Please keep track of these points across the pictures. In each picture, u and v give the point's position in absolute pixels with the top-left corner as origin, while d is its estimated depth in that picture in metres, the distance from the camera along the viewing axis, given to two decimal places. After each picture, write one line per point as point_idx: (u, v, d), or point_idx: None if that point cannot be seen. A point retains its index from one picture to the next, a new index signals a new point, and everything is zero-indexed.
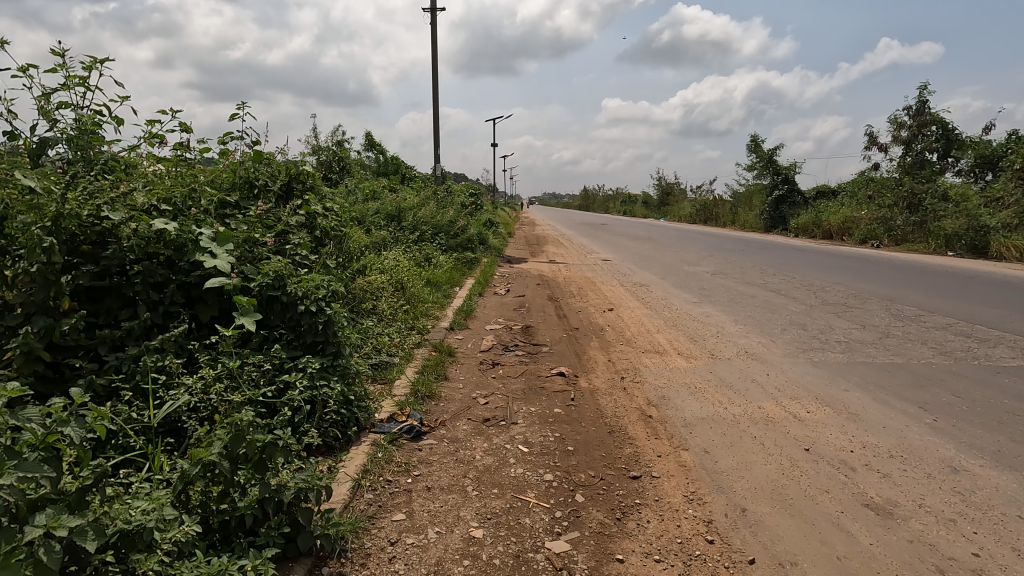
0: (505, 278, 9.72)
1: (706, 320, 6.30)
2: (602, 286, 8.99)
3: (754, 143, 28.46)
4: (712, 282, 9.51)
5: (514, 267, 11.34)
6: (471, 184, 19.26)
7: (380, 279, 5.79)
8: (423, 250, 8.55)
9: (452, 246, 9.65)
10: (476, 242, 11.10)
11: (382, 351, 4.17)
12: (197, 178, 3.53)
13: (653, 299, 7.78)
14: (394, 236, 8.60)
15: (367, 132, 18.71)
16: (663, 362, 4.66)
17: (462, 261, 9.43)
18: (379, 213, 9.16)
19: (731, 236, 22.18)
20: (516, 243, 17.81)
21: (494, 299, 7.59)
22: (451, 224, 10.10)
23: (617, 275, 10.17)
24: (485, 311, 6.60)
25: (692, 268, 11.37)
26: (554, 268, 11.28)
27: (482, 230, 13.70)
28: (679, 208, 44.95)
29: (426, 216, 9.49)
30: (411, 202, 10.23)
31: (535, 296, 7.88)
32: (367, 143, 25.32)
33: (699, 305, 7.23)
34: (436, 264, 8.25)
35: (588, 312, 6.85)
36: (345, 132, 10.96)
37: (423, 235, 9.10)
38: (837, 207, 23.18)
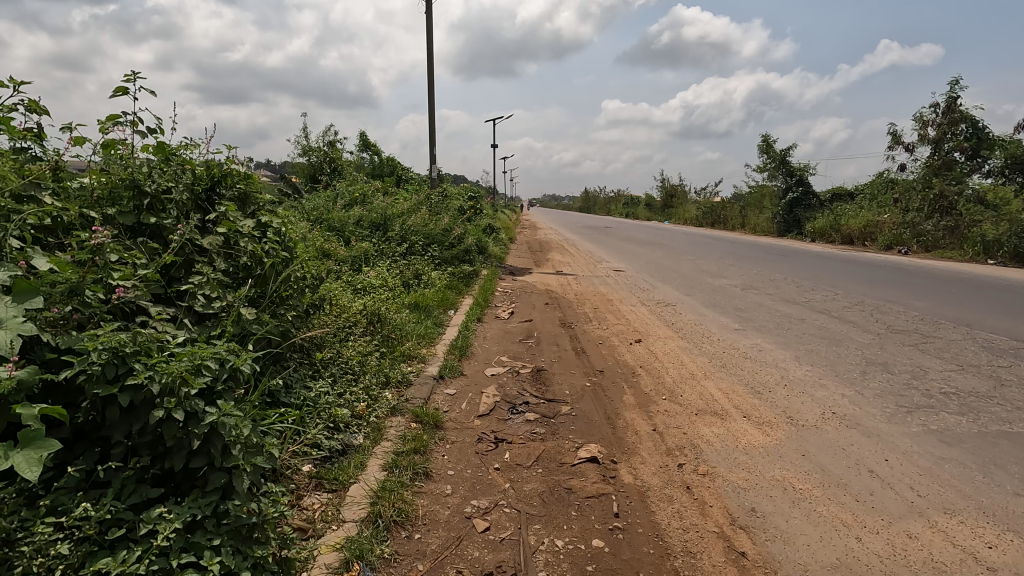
0: (508, 296, 8.45)
1: (760, 358, 5.05)
2: (620, 306, 7.74)
3: (766, 143, 27.30)
4: (747, 300, 8.26)
5: (518, 280, 10.11)
6: (471, 187, 18.12)
7: (350, 312, 4.52)
8: (413, 265, 7.31)
9: (449, 258, 8.40)
10: (474, 251, 9.86)
11: (338, 430, 2.93)
12: (40, 186, 2.29)
13: (687, 323, 6.52)
14: (378, 249, 7.37)
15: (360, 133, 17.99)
16: (728, 434, 3.38)
17: (459, 276, 8.19)
18: (363, 221, 7.94)
19: (745, 241, 21.04)
20: (518, 249, 16.57)
21: (496, 325, 6.33)
22: (448, 233, 8.87)
23: (634, 291, 8.93)
24: (485, 344, 5.35)
25: (717, 281, 10.13)
26: (562, 282, 10.04)
27: (481, 237, 12.52)
28: (685, 210, 43.71)
29: (418, 225, 8.26)
30: (401, 207, 8.99)
31: (545, 321, 6.62)
32: (361, 145, 24.26)
33: (745, 334, 5.98)
34: (428, 282, 7.02)
35: (611, 345, 5.57)
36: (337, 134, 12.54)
37: (414, 247, 7.85)
38: (857, 211, 21.96)
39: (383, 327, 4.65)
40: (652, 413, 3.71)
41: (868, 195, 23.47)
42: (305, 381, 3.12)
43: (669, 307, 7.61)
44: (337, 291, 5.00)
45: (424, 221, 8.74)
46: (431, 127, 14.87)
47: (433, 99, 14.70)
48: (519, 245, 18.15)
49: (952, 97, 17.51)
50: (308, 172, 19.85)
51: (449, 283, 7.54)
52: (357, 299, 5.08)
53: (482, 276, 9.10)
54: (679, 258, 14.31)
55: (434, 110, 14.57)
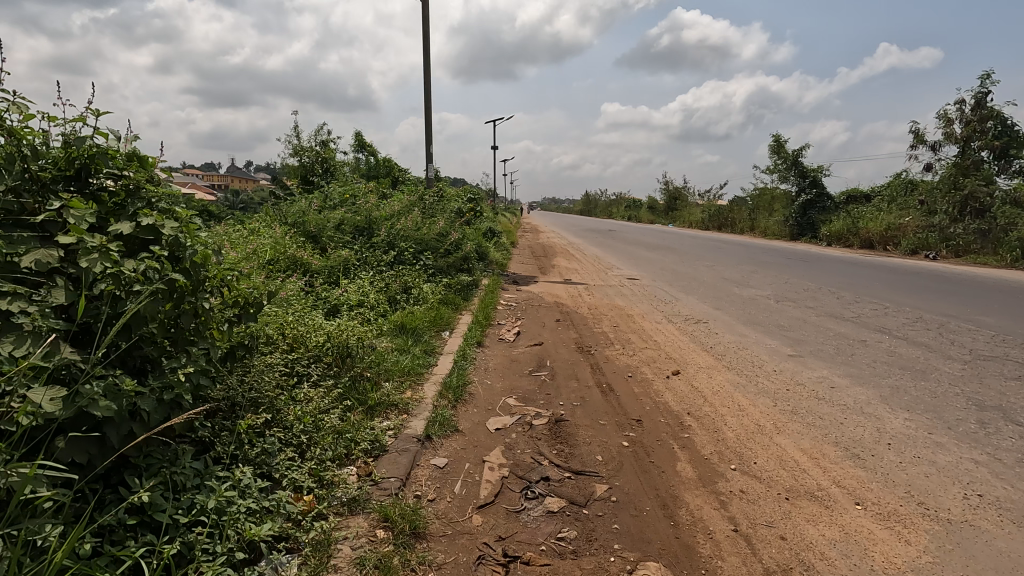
0: (512, 311, 7.36)
1: (837, 399, 3.95)
2: (644, 324, 6.66)
3: (776, 143, 26.32)
4: (787, 315, 7.18)
5: (523, 291, 9.05)
6: (470, 188, 17.12)
7: (308, 345, 3.43)
8: (401, 276, 6.20)
9: (446, 266, 7.30)
10: (474, 258, 8.79)
11: (254, 563, 1.83)
12: None
13: (729, 348, 5.42)
14: (361, 257, 6.28)
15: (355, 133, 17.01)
16: (848, 540, 2.29)
17: (457, 288, 7.11)
18: (345, 226, 6.85)
19: (758, 246, 20.03)
20: (521, 255, 15.54)
21: (499, 351, 5.22)
22: (443, 238, 7.78)
23: (656, 304, 7.85)
24: (487, 380, 4.25)
25: (746, 292, 9.05)
26: (572, 292, 8.95)
27: (481, 242, 11.47)
28: (690, 213, 42.66)
29: (408, 229, 7.15)
30: (390, 209, 7.88)
31: (557, 344, 5.52)
32: (356, 145, 23.28)
33: (805, 363, 4.87)
34: (419, 297, 5.93)
35: (644, 379, 4.46)
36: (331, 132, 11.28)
37: (405, 254, 6.76)
38: (876, 214, 20.94)
39: (355, 363, 3.54)
40: (724, 499, 2.61)
41: (887, 197, 22.40)
42: (212, 469, 2.03)
43: (702, 326, 6.50)
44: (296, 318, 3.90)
45: (417, 226, 7.66)
46: (426, 123, 13.76)
47: (428, 92, 13.60)
48: (522, 250, 17.10)
49: (983, 93, 16.49)
50: (299, 173, 18.81)
51: (445, 298, 6.45)
52: (324, 325, 3.99)
53: (483, 288, 8.01)
54: (695, 264, 13.22)
55: (429, 104, 13.47)
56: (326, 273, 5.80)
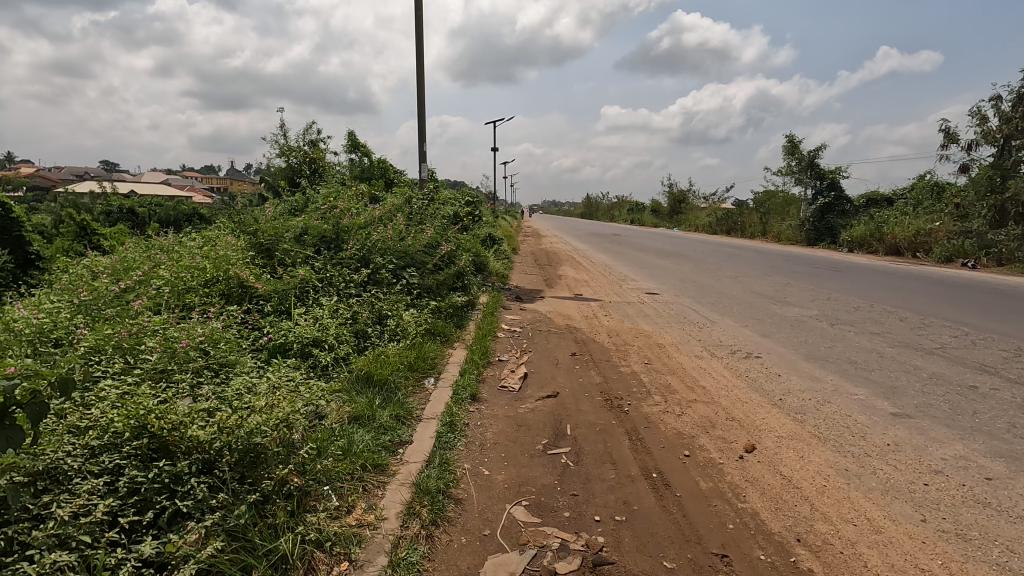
0: (515, 339, 6.03)
1: (1013, 508, 2.61)
2: (682, 360, 5.31)
3: (791, 144, 25.04)
4: (854, 346, 5.85)
5: (528, 311, 7.72)
6: (468, 191, 15.87)
7: (186, 445, 2.11)
8: (372, 301, 4.83)
9: (434, 285, 5.93)
10: (469, 273, 7.46)
11: None
12: None
13: (808, 403, 4.06)
14: (324, 277, 4.93)
15: (349, 132, 15.79)
16: None
17: (449, 313, 5.78)
18: (307, 236, 5.48)
19: (776, 253, 18.68)
20: (523, 263, 14.25)
21: (501, 408, 3.87)
22: (431, 251, 6.42)
23: (689, 330, 6.52)
24: (483, 471, 2.90)
25: (789, 313, 7.73)
26: (585, 313, 7.62)
27: (479, 251, 10.17)
28: (697, 215, 41.39)
29: (387, 240, 5.78)
30: (368, 216, 6.53)
31: (576, 396, 4.16)
32: (349, 146, 22.02)
33: (923, 431, 3.53)
34: (395, 331, 4.60)
35: (707, 462, 3.11)
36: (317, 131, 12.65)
37: (380, 269, 5.37)
38: (902, 219, 19.64)
39: (271, 465, 2.22)
40: None
41: (912, 200, 21.09)
42: None
43: (758, 363, 5.15)
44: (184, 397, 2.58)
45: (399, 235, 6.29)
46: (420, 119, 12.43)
47: (422, 85, 12.28)
48: (524, 258, 15.80)
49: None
50: (286, 174, 17.55)
51: (432, 330, 5.12)
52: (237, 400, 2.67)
53: (481, 311, 6.67)
54: (717, 275, 11.90)
55: (423, 96, 12.16)
56: (276, 301, 4.47)
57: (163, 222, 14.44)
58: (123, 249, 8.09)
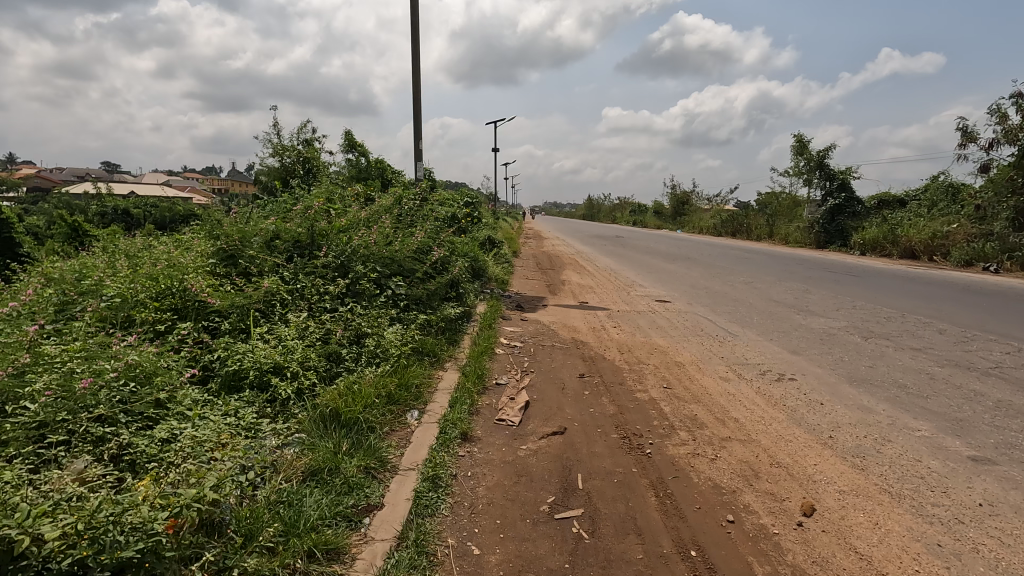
0: (515, 356, 5.38)
1: None
2: (705, 382, 4.64)
3: (800, 144, 24.41)
4: (898, 365, 5.19)
5: (529, 321, 7.09)
6: (468, 192, 15.25)
7: (29, 562, 1.54)
8: (348, 317, 4.17)
9: (424, 295, 5.26)
10: (465, 280, 6.82)
11: None
12: None
13: (864, 442, 3.40)
14: (294, 288, 4.26)
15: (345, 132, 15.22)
16: None
17: (439, 327, 5.13)
18: (279, 240, 4.81)
19: (787, 256, 18.03)
20: (524, 267, 13.62)
21: (497, 450, 3.21)
22: (421, 256, 5.76)
23: (709, 345, 5.87)
24: (472, 549, 2.25)
25: (815, 324, 7.07)
26: (592, 324, 6.98)
27: (478, 256, 9.54)
28: (701, 217, 40.72)
29: (369, 244, 5.10)
30: (350, 217, 5.85)
31: (587, 432, 3.49)
32: (346, 145, 21.44)
33: (1017, 484, 2.87)
34: (374, 352, 3.94)
35: (758, 533, 2.45)
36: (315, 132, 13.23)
37: (361, 278, 4.69)
38: (917, 221, 18.97)
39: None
40: None
41: (926, 202, 20.41)
42: None
43: (793, 387, 4.49)
44: (63, 472, 2.00)
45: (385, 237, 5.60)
46: (415, 116, 11.84)
47: (418, 80, 11.67)
48: (525, 261, 15.17)
49: None
50: (279, 175, 16.99)
51: (417, 350, 4.48)
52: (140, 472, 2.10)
53: (477, 323, 6.03)
54: (729, 280, 11.24)
55: (420, 92, 11.53)
56: (236, 318, 3.82)
57: (160, 224, 13.91)
58: (93, 252, 7.49)
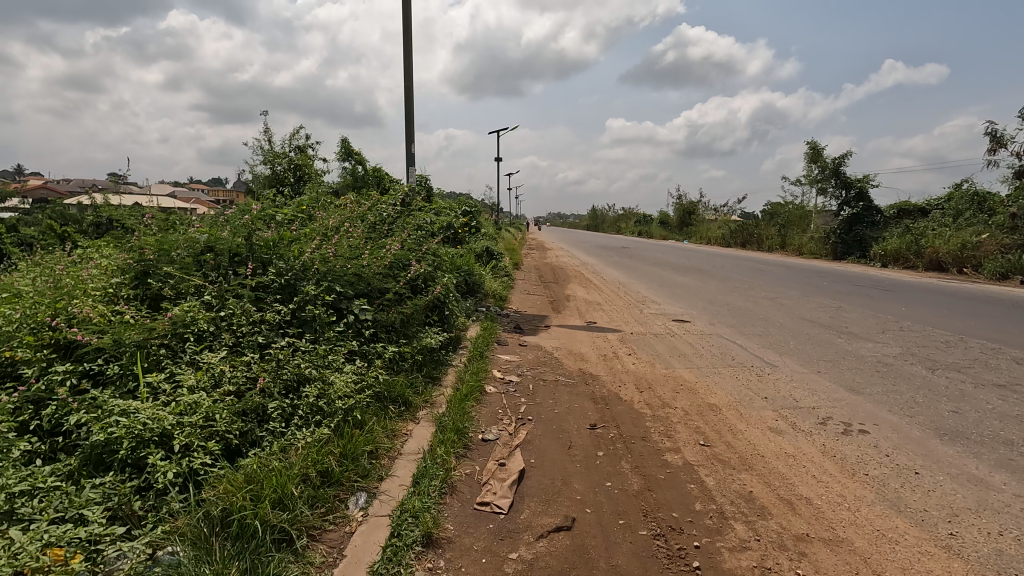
0: (510, 396, 4.36)
1: None
2: (752, 436, 3.62)
3: (814, 152, 23.46)
4: (988, 409, 4.14)
5: (528, 347, 6.08)
6: (466, 200, 14.32)
7: None
8: (284, 354, 3.14)
9: (396, 320, 4.25)
10: (454, 301, 5.84)
11: None
12: None
13: (1007, 547, 2.35)
14: (217, 315, 3.23)
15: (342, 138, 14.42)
16: None
17: (414, 364, 4.14)
18: (211, 254, 3.68)
19: (805, 268, 17.01)
20: (526, 281, 12.64)
21: (474, 563, 2.17)
22: (395, 270, 4.72)
23: (746, 381, 4.85)
24: None
25: (864, 351, 6.03)
26: (602, 351, 5.96)
27: (473, 270, 8.56)
28: (709, 227, 39.68)
29: (326, 257, 4.05)
30: (310, 228, 4.85)
31: (606, 528, 2.45)
32: (343, 153, 20.65)
33: None
34: (315, 405, 2.91)
35: None
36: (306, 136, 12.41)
37: (311, 301, 3.65)
38: (943, 231, 17.93)
39: None
40: None
41: (951, 210, 19.34)
42: None
43: (868, 445, 3.46)
44: None
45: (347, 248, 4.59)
46: (407, 119, 10.96)
47: (410, 80, 10.79)
48: (527, 274, 14.21)
49: None
50: (270, 183, 16.12)
51: (380, 398, 3.47)
52: None
53: (465, 355, 5.03)
54: (751, 296, 10.23)
55: (412, 91, 10.65)
56: (127, 359, 2.80)
57: None
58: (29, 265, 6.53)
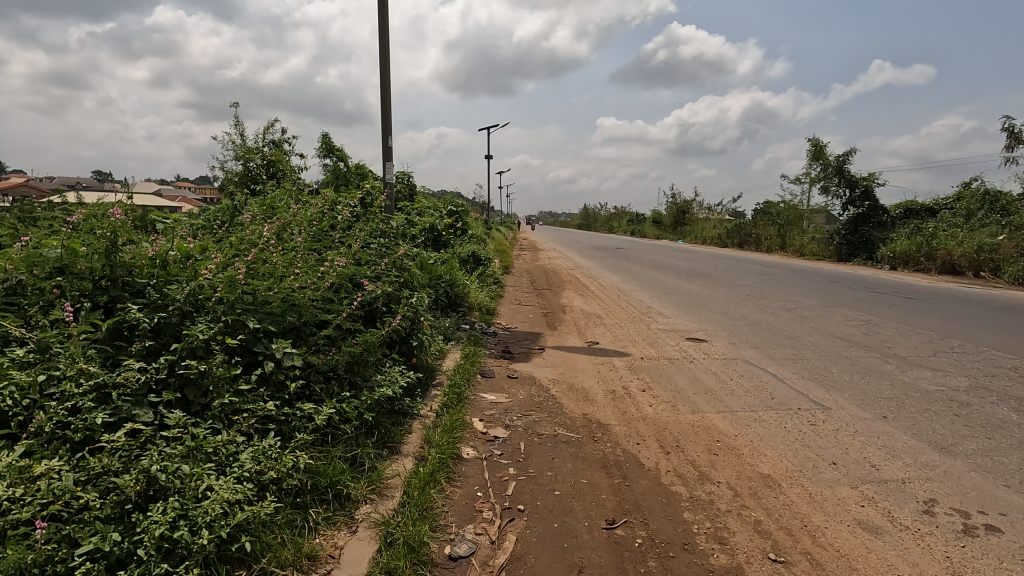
0: (493, 465, 3.24)
1: None
2: (838, 541, 2.52)
3: (817, 149, 22.52)
4: None
5: (519, 381, 4.97)
6: (452, 199, 13.18)
7: None
8: (134, 446, 2.02)
9: (336, 365, 3.13)
10: (425, 325, 4.71)
11: None
12: None
13: None
14: (38, 376, 2.10)
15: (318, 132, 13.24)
16: None
17: (359, 428, 3.03)
18: (60, 279, 2.54)
19: (812, 271, 16.02)
20: (517, 288, 11.52)
21: None
22: (338, 291, 3.59)
23: (799, 434, 3.76)
24: None
25: (927, 384, 4.96)
26: (609, 385, 4.85)
27: (455, 280, 7.43)
28: (705, 226, 38.73)
29: (234, 278, 2.89)
30: (229, 237, 3.70)
31: None
32: (323, 149, 19.42)
33: None
34: (165, 541, 1.79)
35: None
36: (274, 127, 11.20)
37: (202, 348, 2.50)
38: (955, 232, 17.02)
39: None
40: None
41: (960, 210, 18.45)
42: None
43: (1013, 560, 2.37)
44: None
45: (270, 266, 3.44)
46: (383, 109, 9.77)
47: (385, 64, 9.61)
48: (518, 280, 13.08)
49: None
50: (240, 180, 14.87)
51: (297, 499, 2.37)
52: None
53: (436, 404, 3.92)
54: (767, 307, 9.17)
55: (387, 77, 9.48)
56: None
57: None
58: None
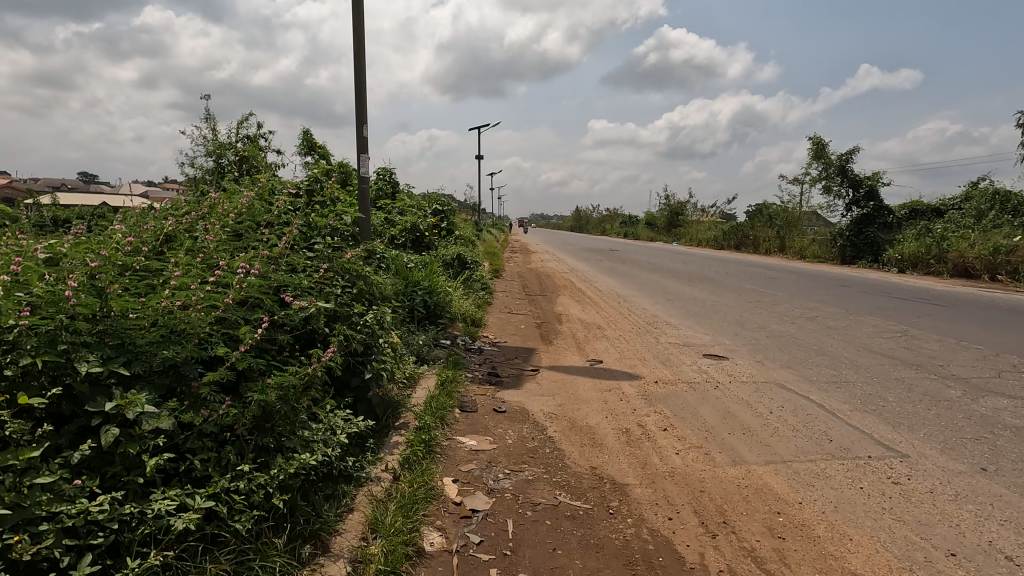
0: (468, 565, 2.23)
1: None
2: None
3: (818, 148, 21.75)
4: None
5: (507, 415, 3.97)
6: (437, 198, 12.16)
7: None
8: None
9: (234, 424, 2.15)
10: (388, 348, 3.69)
11: None
12: None
13: None
14: None
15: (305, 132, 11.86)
16: None
17: (262, 521, 2.03)
18: None
19: (820, 275, 15.14)
20: (507, 294, 10.52)
21: None
22: (255, 309, 2.58)
23: (885, 502, 2.79)
24: None
25: (1012, 418, 4.01)
26: (620, 423, 3.86)
27: (435, 286, 6.41)
28: (700, 227, 37.94)
29: (60, 296, 1.91)
30: (108, 232, 2.69)
31: None
32: (302, 146, 18.35)
33: None
34: None
35: None
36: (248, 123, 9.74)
37: None
38: (967, 234, 16.23)
39: None
40: None
41: (970, 210, 17.69)
42: None
43: None
44: None
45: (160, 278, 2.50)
46: (357, 94, 8.72)
47: (359, 44, 8.58)
48: (508, 285, 12.08)
49: None
50: (207, 176, 13.74)
51: None
52: None
53: (394, 462, 2.91)
54: (785, 316, 8.23)
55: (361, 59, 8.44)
56: None
57: None
58: None
